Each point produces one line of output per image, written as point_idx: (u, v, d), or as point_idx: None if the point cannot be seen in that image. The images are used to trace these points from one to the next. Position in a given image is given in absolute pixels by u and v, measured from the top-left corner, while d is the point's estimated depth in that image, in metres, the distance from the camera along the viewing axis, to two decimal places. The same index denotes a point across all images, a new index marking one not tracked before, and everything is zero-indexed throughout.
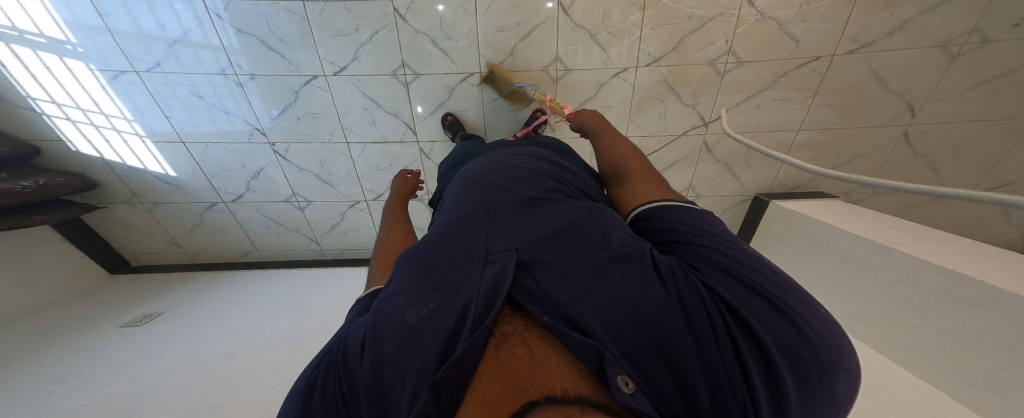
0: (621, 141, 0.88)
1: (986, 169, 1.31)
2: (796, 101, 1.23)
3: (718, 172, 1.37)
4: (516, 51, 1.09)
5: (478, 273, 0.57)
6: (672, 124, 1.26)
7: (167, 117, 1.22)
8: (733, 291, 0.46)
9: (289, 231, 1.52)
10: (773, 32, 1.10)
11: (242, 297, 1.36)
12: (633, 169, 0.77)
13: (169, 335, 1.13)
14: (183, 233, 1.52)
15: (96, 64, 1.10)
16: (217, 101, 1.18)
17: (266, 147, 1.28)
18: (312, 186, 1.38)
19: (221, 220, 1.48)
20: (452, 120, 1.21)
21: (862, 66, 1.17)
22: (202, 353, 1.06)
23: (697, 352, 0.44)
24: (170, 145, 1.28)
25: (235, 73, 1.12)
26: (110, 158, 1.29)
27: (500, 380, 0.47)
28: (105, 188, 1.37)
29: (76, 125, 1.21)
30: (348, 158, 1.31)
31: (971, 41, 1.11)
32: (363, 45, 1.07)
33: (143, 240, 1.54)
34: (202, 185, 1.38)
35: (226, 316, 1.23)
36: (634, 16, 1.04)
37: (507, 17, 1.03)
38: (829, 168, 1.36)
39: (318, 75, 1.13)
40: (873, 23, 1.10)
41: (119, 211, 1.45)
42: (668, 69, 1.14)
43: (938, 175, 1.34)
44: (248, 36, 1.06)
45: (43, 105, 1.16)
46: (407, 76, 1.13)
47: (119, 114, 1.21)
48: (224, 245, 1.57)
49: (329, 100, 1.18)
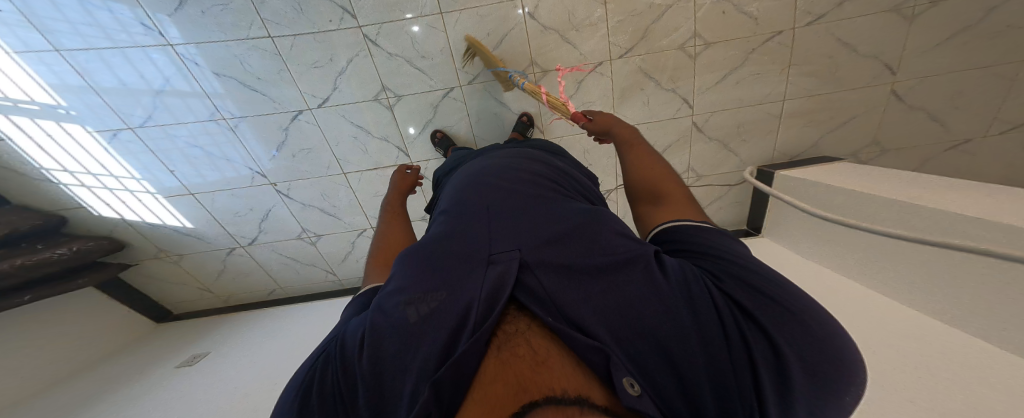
0: (648, 156, 0.73)
1: (991, 114, 1.26)
2: (773, 73, 1.25)
3: (714, 151, 1.35)
4: (491, 60, 1.14)
5: (479, 273, 0.49)
6: (657, 110, 1.27)
7: (172, 171, 1.25)
8: (752, 300, 0.40)
9: (305, 265, 1.47)
10: (731, 14, 1.17)
11: (283, 321, 1.33)
12: (668, 192, 0.62)
13: (219, 369, 1.09)
14: (211, 279, 1.48)
15: (94, 125, 1.16)
16: (212, 148, 1.22)
17: (268, 188, 1.29)
18: (319, 219, 1.37)
19: (244, 264, 1.45)
20: (442, 136, 1.23)
21: (827, 34, 1.20)
22: (257, 376, 1.03)
23: (705, 361, 0.37)
24: (180, 198, 1.30)
25: (224, 117, 1.18)
26: (129, 218, 1.31)
27: (503, 380, 0.39)
28: (134, 246, 1.37)
29: (91, 191, 1.25)
30: (347, 188, 1.31)
31: (922, 2, 1.15)
32: (342, 74, 1.13)
33: (180, 291, 1.50)
34: (218, 233, 1.37)
35: (271, 341, 1.19)
36: (597, 13, 1.11)
37: (477, 29, 1.10)
38: (825, 133, 1.33)
39: (303, 109, 1.18)
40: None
41: (150, 266, 1.43)
42: (641, 58, 1.19)
43: (942, 126, 1.30)
44: (228, 78, 1.12)
45: (58, 175, 1.19)
46: (390, 99, 1.18)
47: (128, 174, 1.25)
48: (252, 286, 1.51)
49: (318, 133, 1.22)
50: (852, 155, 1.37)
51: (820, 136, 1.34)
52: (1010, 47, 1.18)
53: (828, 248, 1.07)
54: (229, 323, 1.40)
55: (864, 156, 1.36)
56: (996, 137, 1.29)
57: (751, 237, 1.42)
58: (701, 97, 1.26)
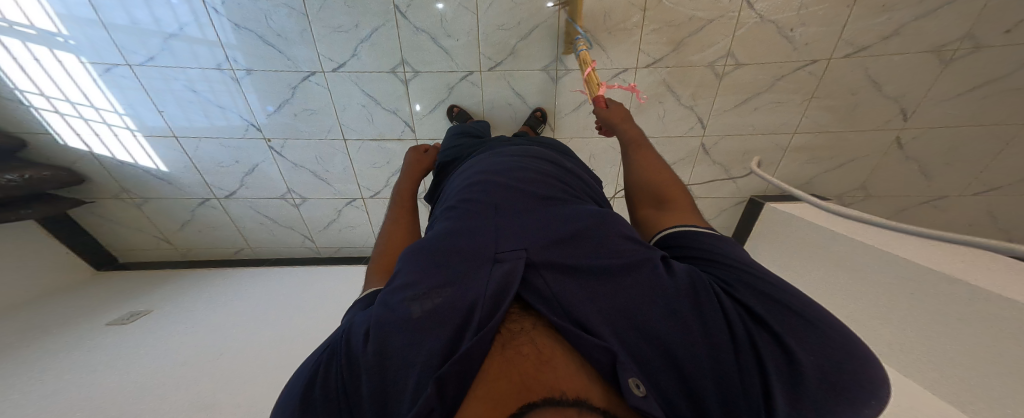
0: (656, 161, 0.75)
1: (972, 173, 1.33)
2: (794, 104, 1.24)
3: (715, 174, 1.37)
4: (516, 49, 1.07)
5: (486, 270, 0.53)
6: (671, 126, 1.26)
7: (160, 112, 1.15)
8: (766, 308, 0.43)
9: (283, 227, 1.41)
10: (771, 35, 1.12)
11: (238, 292, 1.27)
12: (675, 200, 0.65)
13: (150, 335, 1.04)
14: (172, 228, 1.41)
15: (88, 56, 1.05)
16: (212, 95, 1.12)
17: (261, 143, 1.21)
18: (307, 183, 1.30)
19: (213, 217, 1.38)
20: (459, 111, 1.15)
21: (859, 68, 1.18)
22: (188, 351, 0.98)
23: (711, 361, 0.41)
24: (161, 139, 1.20)
25: (232, 68, 1.07)
26: (99, 152, 1.21)
27: (506, 378, 0.43)
28: (95, 183, 1.27)
29: (64, 119, 1.13)
30: (344, 155, 1.24)
31: (965, 47, 1.12)
32: (363, 43, 1.04)
33: (131, 236, 1.43)
34: (193, 180, 1.28)
35: (218, 314, 1.14)
36: (635, 18, 1.07)
37: (508, 16, 1.01)
38: (822, 171, 1.38)
39: (316, 71, 1.08)
40: (870, 27, 1.11)
41: (105, 206, 1.34)
42: (667, 70, 1.17)
43: (926, 179, 1.36)
44: (246, 30, 1.02)
45: (32, 98, 1.08)
46: (407, 73, 1.09)
47: (109, 107, 1.14)
48: (216, 242, 1.47)
49: (326, 97, 1.13)
50: (839, 196, 1.43)
51: (816, 173, 1.38)
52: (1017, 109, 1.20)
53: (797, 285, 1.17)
54: (189, 279, 1.36)
55: (850, 197, 1.43)
56: (970, 196, 1.37)
57: None
58: (717, 118, 1.25)
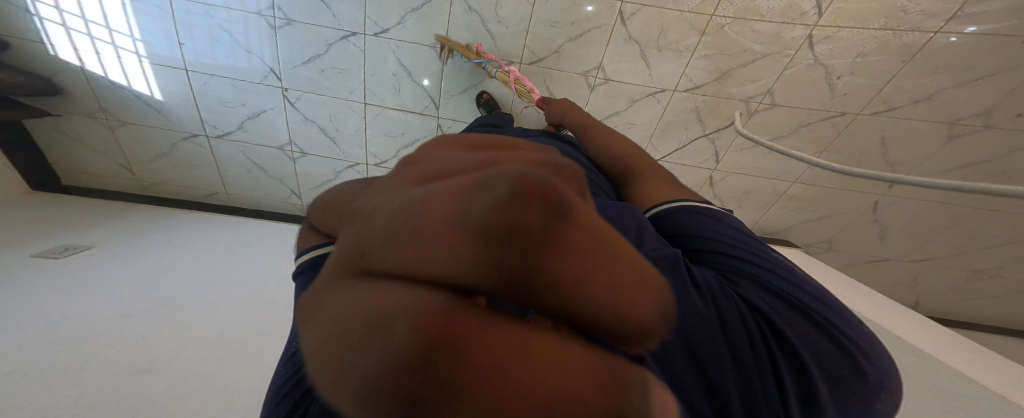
0: (611, 131, 0.80)
1: (921, 242, 1.48)
2: (806, 154, 1.29)
3: (713, 207, 1.43)
4: (562, 50, 1.02)
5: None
6: (688, 154, 1.27)
7: (179, 43, 1.04)
8: (777, 306, 0.39)
9: (271, 179, 1.29)
10: (818, 79, 1.13)
11: (198, 244, 1.07)
12: (640, 167, 0.69)
13: (90, 279, 0.84)
14: (142, 159, 1.24)
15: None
16: (242, 39, 1.02)
17: (276, 91, 1.10)
18: (313, 140, 1.19)
19: (195, 156, 1.24)
20: (488, 98, 1.08)
21: (878, 128, 1.22)
22: (137, 310, 0.80)
23: (733, 365, 0.36)
24: (169, 69, 1.08)
25: (273, 16, 0.99)
26: (93, 70, 1.07)
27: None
28: (71, 98, 1.12)
29: (69, 33, 1.02)
30: (360, 119, 1.14)
31: (975, 124, 1.17)
32: (412, 12, 0.97)
33: (90, 160, 1.24)
34: (187, 115, 1.15)
35: (175, 269, 0.95)
36: (689, 40, 1.03)
37: (563, 14, 0.97)
38: (803, 220, 1.48)
39: (356, 32, 1.00)
40: (910, 87, 1.14)
41: (77, 124, 1.17)
42: (704, 98, 1.14)
43: (882, 243, 1.51)
44: None
45: (42, 9, 0.98)
46: (447, 51, 1.02)
47: (126, 31, 1.02)
48: (190, 181, 1.30)
49: (359, 60, 1.04)
50: (808, 245, 1.56)
51: (798, 221, 1.48)
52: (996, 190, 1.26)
53: None
54: (144, 218, 1.15)
55: (814, 248, 1.57)
56: (907, 263, 1.54)
57: None
58: (732, 154, 1.28)
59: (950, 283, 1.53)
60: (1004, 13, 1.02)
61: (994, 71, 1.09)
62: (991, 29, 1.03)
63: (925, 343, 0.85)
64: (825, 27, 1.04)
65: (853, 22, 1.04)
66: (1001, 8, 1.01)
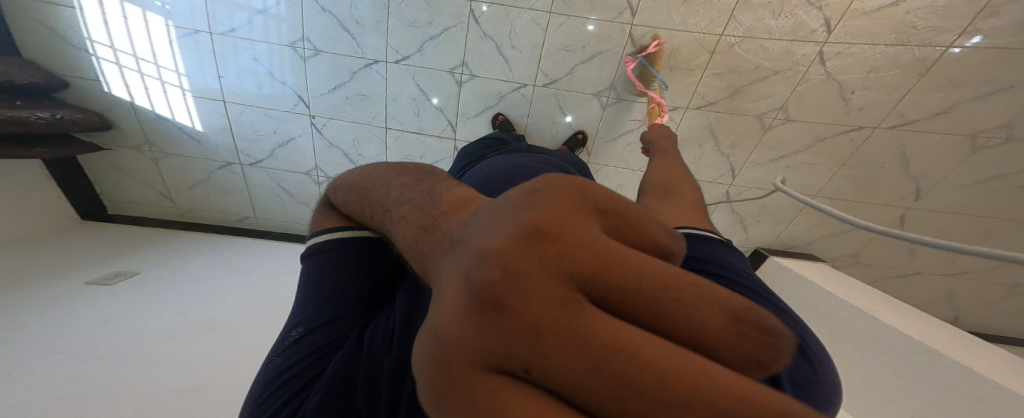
0: (672, 163, 0.65)
1: (953, 256, 1.41)
2: (824, 168, 1.28)
3: (731, 221, 1.40)
4: (575, 72, 1.05)
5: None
6: (703, 169, 1.27)
7: (218, 77, 1.09)
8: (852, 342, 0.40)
9: (297, 203, 1.32)
10: (832, 94, 1.13)
11: (236, 267, 1.09)
12: (681, 193, 0.53)
13: (141, 296, 0.89)
14: (181, 188, 1.30)
15: (177, 21, 1.01)
16: (273, 68, 1.07)
17: (305, 118, 1.14)
18: (337, 164, 1.22)
19: (230, 183, 1.29)
20: (503, 120, 1.11)
21: (896, 143, 1.21)
22: (179, 324, 0.83)
23: None
24: (209, 101, 1.13)
25: (303, 47, 1.03)
26: (139, 104, 1.13)
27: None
28: (121, 132, 1.18)
29: (121, 71, 1.08)
30: (381, 143, 1.18)
31: (999, 136, 1.15)
32: (432, 40, 1.01)
33: (133, 189, 1.30)
34: (225, 145, 1.20)
35: (216, 290, 0.97)
36: (701, 59, 1.05)
37: (575, 38, 1.00)
38: (827, 234, 1.43)
39: (380, 60, 1.04)
40: (926, 101, 1.13)
41: (123, 157, 1.24)
42: (717, 114, 1.15)
43: (913, 257, 1.44)
44: (328, 14, 0.98)
45: (98, 48, 1.04)
46: (463, 75, 1.06)
47: (171, 66, 1.07)
48: (224, 207, 1.35)
49: (381, 87, 1.08)
50: (833, 258, 1.50)
51: (822, 236, 1.43)
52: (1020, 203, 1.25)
53: None
54: (186, 244, 1.21)
55: (840, 261, 1.51)
56: (939, 276, 1.46)
57: None
58: (748, 170, 1.27)
59: (986, 298, 1.45)
60: (1014, 29, 1.00)
61: (1010, 84, 1.07)
62: (1001, 44, 1.02)
63: (969, 352, 0.81)
64: (834, 44, 1.05)
65: (864, 39, 1.04)
66: (1010, 23, 1.00)
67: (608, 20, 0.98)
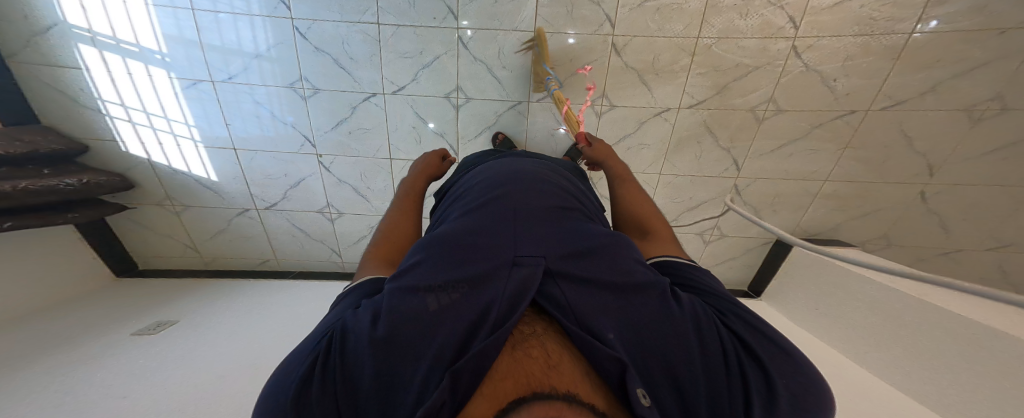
0: (640, 195, 0.81)
1: (989, 230, 1.34)
2: (827, 152, 1.28)
3: (745, 215, 1.38)
4: (565, 84, 1.12)
5: (504, 276, 0.51)
6: (706, 165, 1.27)
7: (227, 125, 1.16)
8: (752, 338, 0.48)
9: (313, 241, 1.38)
10: (815, 83, 1.17)
11: (263, 304, 1.17)
12: (657, 229, 0.71)
13: (187, 342, 0.95)
14: (205, 237, 1.36)
15: (178, 72, 1.09)
16: (274, 110, 1.14)
17: (313, 158, 1.22)
18: (349, 199, 1.29)
19: (249, 228, 1.34)
20: (503, 138, 1.17)
21: (893, 121, 1.22)
22: (229, 360, 0.90)
23: (703, 375, 0.43)
24: (221, 151, 1.20)
25: (302, 87, 1.11)
26: (157, 160, 1.21)
27: (513, 379, 0.42)
28: (142, 189, 1.25)
29: (135, 128, 1.16)
30: (388, 173, 1.25)
31: (993, 108, 1.16)
32: (425, 68, 1.09)
33: (161, 243, 1.36)
34: (238, 190, 1.27)
35: (246, 326, 1.04)
36: (683, 61, 1.11)
37: (561, 53, 1.08)
38: (847, 218, 1.39)
39: (378, 93, 1.12)
40: (909, 82, 1.15)
41: (150, 214, 1.30)
42: (709, 112, 1.19)
43: (945, 234, 1.38)
44: (323, 53, 1.07)
45: (111, 108, 1.11)
46: (459, 99, 1.13)
47: (182, 119, 1.15)
48: (244, 252, 1.40)
49: (382, 118, 1.16)
50: (861, 243, 1.44)
51: (843, 220, 1.39)
52: None
53: (814, 328, 1.16)
54: (212, 288, 1.26)
55: (870, 245, 1.44)
56: (981, 253, 1.38)
57: (750, 298, 1.49)
58: (752, 161, 1.28)
59: None
60: (973, 12, 1.05)
61: (987, 60, 1.10)
62: (962, 28, 1.07)
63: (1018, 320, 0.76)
64: (804, 39, 1.11)
65: (831, 32, 1.10)
66: (964, 9, 1.05)
67: (588, 34, 1.06)
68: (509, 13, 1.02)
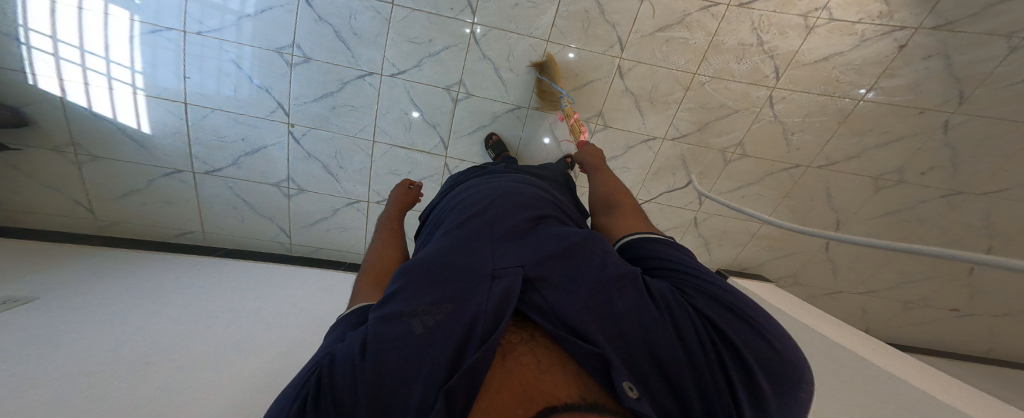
0: (612, 178, 0.83)
1: (864, 278, 1.67)
2: (771, 198, 1.44)
3: (697, 245, 1.51)
4: (566, 98, 1.09)
5: (484, 289, 0.46)
6: (675, 196, 1.35)
7: (184, 77, 1.01)
8: (719, 312, 0.44)
9: (259, 216, 1.21)
10: (777, 133, 1.29)
11: (172, 288, 0.96)
12: (622, 204, 0.73)
13: (64, 329, 0.74)
14: (108, 196, 1.13)
15: (144, 16, 0.95)
16: (246, 70, 1.01)
17: (282, 127, 1.08)
18: (315, 177, 1.16)
19: (176, 192, 1.15)
20: (497, 140, 1.11)
21: (824, 180, 1.41)
22: (131, 352, 0.73)
23: (689, 367, 0.39)
24: (167, 102, 1.03)
25: (292, 54, 1.00)
26: (74, 100, 1.00)
27: (508, 388, 0.36)
28: (44, 132, 1.03)
29: (58, 63, 0.97)
30: (367, 156, 1.13)
31: (893, 179, 1.39)
32: (431, 57, 1.01)
33: (37, 195, 1.09)
34: (176, 149, 1.09)
35: (145, 309, 0.85)
36: (677, 94, 1.14)
37: (570, 66, 1.05)
38: (772, 256, 1.62)
39: (375, 72, 1.02)
40: (844, 146, 1.34)
41: (33, 158, 1.05)
42: (688, 146, 1.25)
43: (835, 278, 1.68)
44: (326, 24, 0.97)
45: (36, 38, 0.95)
46: (460, 93, 1.06)
47: (126, 63, 0.99)
48: (161, 220, 1.18)
49: (372, 98, 1.05)
50: (777, 278, 1.68)
51: (769, 258, 1.61)
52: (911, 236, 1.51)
53: None
54: (113, 262, 1.02)
55: (784, 281, 1.69)
56: (856, 295, 1.71)
57: None
58: (714, 198, 1.39)
59: (891, 315, 1.71)
60: (906, 89, 1.24)
61: (903, 135, 1.31)
62: (896, 99, 1.25)
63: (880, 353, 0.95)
64: (781, 89, 1.21)
65: (802, 87, 1.21)
66: (903, 85, 1.23)
67: (598, 53, 1.04)
68: (528, 17, 0.99)
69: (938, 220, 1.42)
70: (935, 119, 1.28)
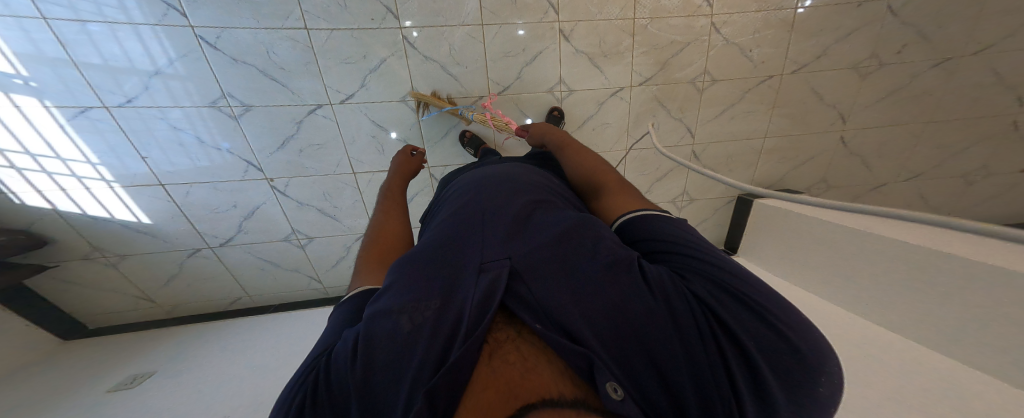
0: (584, 152, 0.83)
1: (904, 164, 1.56)
2: (760, 112, 1.44)
3: (706, 177, 1.49)
4: (523, 75, 1.21)
5: (470, 283, 0.48)
6: (664, 136, 1.39)
7: (142, 158, 1.13)
8: (723, 300, 0.42)
9: (286, 270, 1.36)
10: (736, 54, 1.34)
11: (256, 343, 1.17)
12: (608, 182, 0.72)
13: (187, 383, 1.00)
14: (156, 286, 1.30)
15: (54, 99, 1.02)
16: (200, 134, 1.13)
17: (262, 183, 1.21)
18: (313, 221, 1.29)
19: (205, 268, 1.30)
20: (471, 135, 1.23)
21: (804, 82, 1.41)
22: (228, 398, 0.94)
23: (682, 355, 0.39)
24: (145, 187, 1.16)
25: (228, 104, 1.10)
26: (64, 209, 1.13)
27: (495, 388, 0.40)
28: (59, 244, 1.18)
29: (21, 174, 1.08)
30: (354, 189, 1.26)
31: (873, 64, 1.39)
32: (371, 73, 1.12)
33: (105, 299, 1.29)
34: (182, 230, 1.23)
35: (237, 362, 1.08)
36: (626, 42, 1.23)
37: (513, 44, 1.16)
38: (791, 169, 1.57)
39: (323, 103, 1.14)
40: (805, 48, 1.36)
41: (79, 268, 1.22)
42: (657, 87, 1.31)
43: (870, 170, 1.58)
44: (245, 64, 1.07)
45: None
46: (416, 101, 1.18)
47: (81, 158, 1.10)
48: (209, 295, 1.36)
49: (334, 129, 1.17)
50: (807, 189, 1.61)
51: (787, 171, 1.57)
52: (921, 108, 1.46)
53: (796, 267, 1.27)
54: (179, 346, 1.20)
55: (814, 190, 1.62)
56: (902, 183, 1.59)
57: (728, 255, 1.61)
58: (702, 127, 1.42)
59: (953, 192, 1.58)
60: None
61: (855, 27, 1.33)
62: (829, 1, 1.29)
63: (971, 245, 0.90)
64: (719, 15, 1.27)
65: (738, 9, 1.27)
66: None
67: (536, 22, 1.15)
68: (452, 9, 1.09)
69: (939, 90, 1.42)
70: (876, 7, 1.31)
